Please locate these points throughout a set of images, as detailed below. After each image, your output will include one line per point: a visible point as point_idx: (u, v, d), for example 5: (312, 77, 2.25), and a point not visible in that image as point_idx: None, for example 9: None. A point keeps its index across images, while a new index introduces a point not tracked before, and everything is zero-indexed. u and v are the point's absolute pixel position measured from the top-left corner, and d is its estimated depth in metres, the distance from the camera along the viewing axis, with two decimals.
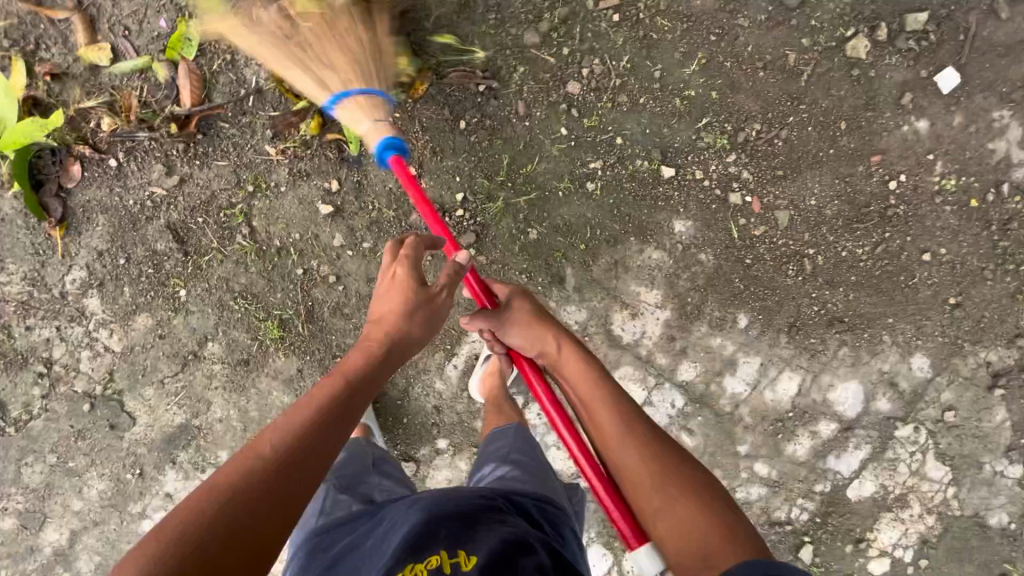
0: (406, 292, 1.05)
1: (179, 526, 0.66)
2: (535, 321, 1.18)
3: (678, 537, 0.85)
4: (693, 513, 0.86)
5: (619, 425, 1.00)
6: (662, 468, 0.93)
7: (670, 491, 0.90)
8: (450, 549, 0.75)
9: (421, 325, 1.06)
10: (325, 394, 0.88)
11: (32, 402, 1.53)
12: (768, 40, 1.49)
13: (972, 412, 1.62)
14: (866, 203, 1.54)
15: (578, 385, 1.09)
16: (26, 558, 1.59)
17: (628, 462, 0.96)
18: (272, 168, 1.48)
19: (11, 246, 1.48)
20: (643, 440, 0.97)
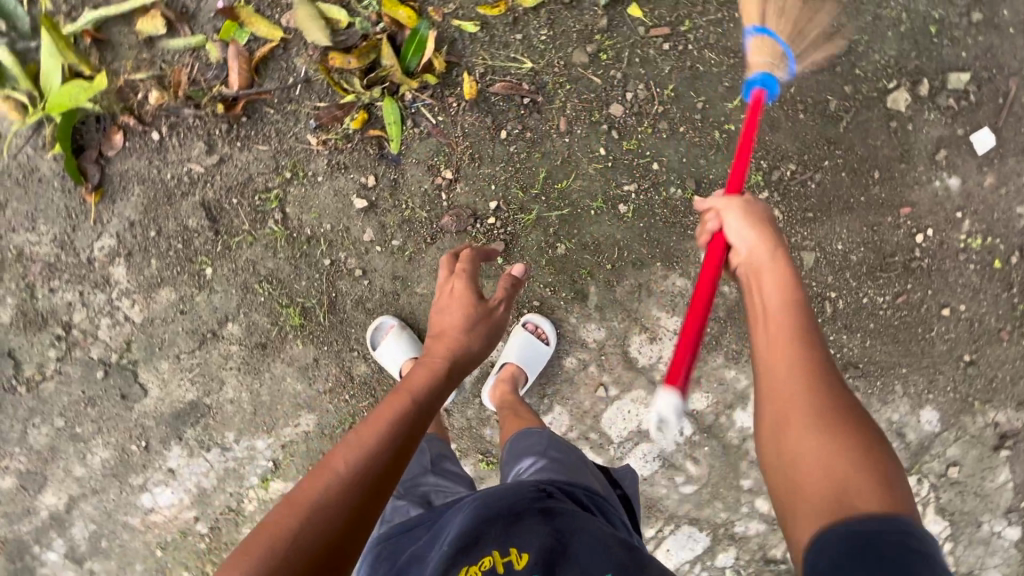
0: (467, 308, 1.10)
1: (264, 550, 0.65)
2: (763, 221, 0.96)
3: (812, 468, 0.68)
4: (851, 452, 0.67)
5: (799, 339, 0.78)
6: (827, 396, 0.72)
7: (828, 420, 0.70)
8: (502, 548, 0.83)
9: (482, 341, 1.08)
10: (400, 409, 0.85)
11: (46, 363, 1.53)
12: (811, 83, 1.51)
13: (976, 469, 1.62)
14: (891, 253, 1.56)
15: (772, 294, 0.85)
16: (22, 519, 1.58)
17: (790, 375, 0.75)
18: (312, 158, 1.50)
19: (44, 207, 1.49)
20: (813, 363, 0.76)
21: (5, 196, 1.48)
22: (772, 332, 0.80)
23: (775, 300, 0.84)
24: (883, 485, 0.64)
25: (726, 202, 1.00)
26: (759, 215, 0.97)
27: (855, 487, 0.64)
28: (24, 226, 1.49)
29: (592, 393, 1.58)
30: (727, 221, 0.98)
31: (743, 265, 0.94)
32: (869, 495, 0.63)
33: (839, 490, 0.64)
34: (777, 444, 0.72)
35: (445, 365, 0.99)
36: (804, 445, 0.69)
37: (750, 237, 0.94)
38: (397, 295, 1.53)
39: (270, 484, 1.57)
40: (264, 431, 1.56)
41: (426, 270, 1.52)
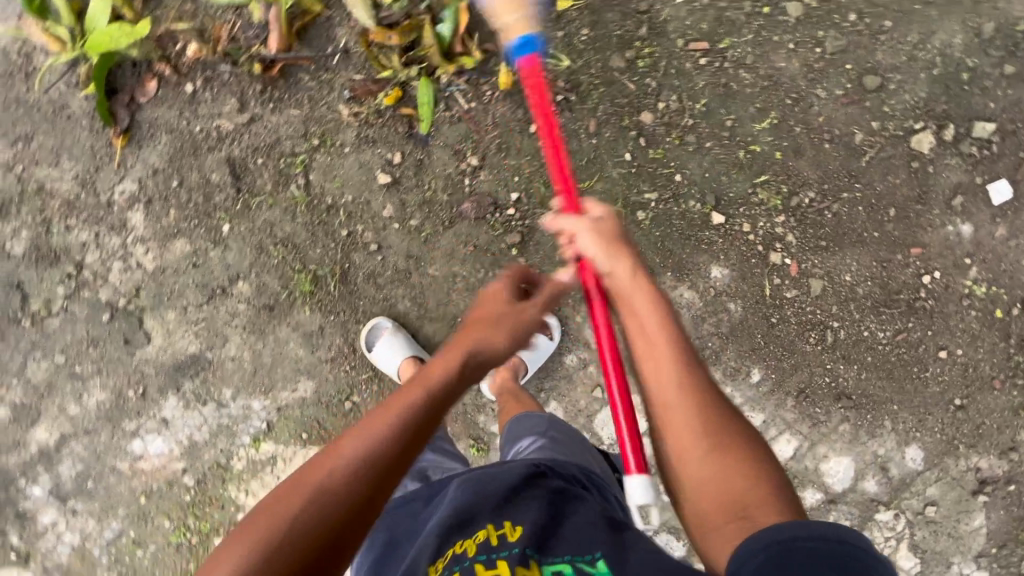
0: (504, 299, 0.96)
1: (266, 528, 0.70)
2: (613, 241, 0.97)
3: (715, 493, 0.79)
4: (742, 469, 0.80)
5: (681, 365, 0.85)
6: (715, 419, 0.83)
7: (721, 447, 0.81)
8: (496, 521, 0.83)
9: (519, 338, 0.92)
10: (402, 414, 0.79)
11: (53, 300, 1.53)
12: (840, 115, 1.53)
13: (952, 511, 1.65)
14: (897, 290, 1.58)
15: (644, 322, 0.89)
16: (11, 451, 1.59)
17: (678, 406, 0.83)
18: (341, 128, 1.51)
19: (71, 144, 1.49)
20: (700, 391, 0.84)
21: (32, 129, 1.48)
22: (657, 362, 0.86)
23: (651, 322, 0.89)
24: (768, 494, 0.78)
25: (575, 222, 1.00)
26: (611, 232, 0.98)
27: (751, 503, 0.77)
28: (48, 161, 1.49)
29: (588, 393, 1.60)
30: (580, 242, 0.98)
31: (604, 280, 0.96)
32: (761, 507, 0.76)
33: (742, 506, 0.77)
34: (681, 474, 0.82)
35: (466, 365, 0.87)
36: (706, 474, 0.80)
37: (604, 257, 0.96)
38: (409, 274, 1.54)
39: (262, 445, 1.58)
40: (262, 392, 1.57)
41: (440, 252, 1.54)
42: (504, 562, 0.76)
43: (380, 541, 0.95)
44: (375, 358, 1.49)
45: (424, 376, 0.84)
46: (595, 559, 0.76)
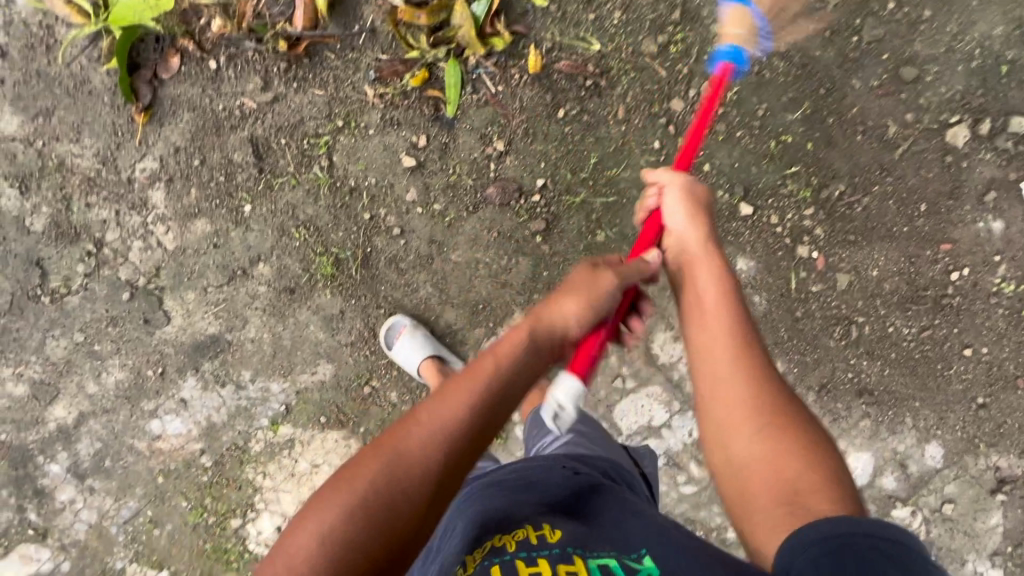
0: (584, 276, 1.02)
1: (351, 482, 0.78)
2: (703, 227, 1.13)
3: (764, 472, 0.88)
4: (797, 454, 0.88)
5: (737, 347, 0.99)
6: (768, 403, 0.94)
7: (777, 431, 0.91)
8: (534, 521, 0.83)
9: (590, 309, 0.99)
10: (481, 388, 0.86)
11: (73, 278, 1.52)
12: (874, 107, 1.50)
13: (969, 509, 1.65)
14: (924, 286, 1.56)
15: (716, 313, 1.04)
16: (28, 428, 1.58)
17: (740, 387, 0.96)
18: (366, 109, 1.48)
19: (92, 120, 1.47)
20: (759, 377, 0.96)
21: (53, 103, 1.46)
22: (711, 338, 1.02)
23: (712, 295, 1.05)
24: (820, 481, 0.84)
25: (670, 176, 1.16)
26: (699, 200, 1.15)
27: (799, 486, 0.84)
28: (69, 137, 1.47)
29: (608, 383, 1.59)
30: (667, 196, 1.16)
31: (672, 249, 1.15)
32: (810, 493, 0.83)
33: (790, 489, 0.85)
34: (732, 449, 0.93)
35: (541, 333, 0.94)
36: (756, 453, 0.90)
37: (682, 220, 1.13)
38: (431, 259, 1.53)
39: (280, 428, 1.58)
40: (281, 374, 1.56)
41: (464, 238, 1.52)
42: (544, 562, 0.76)
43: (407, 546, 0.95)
44: (394, 356, 1.49)
45: (501, 350, 0.90)
46: (641, 556, 0.78)
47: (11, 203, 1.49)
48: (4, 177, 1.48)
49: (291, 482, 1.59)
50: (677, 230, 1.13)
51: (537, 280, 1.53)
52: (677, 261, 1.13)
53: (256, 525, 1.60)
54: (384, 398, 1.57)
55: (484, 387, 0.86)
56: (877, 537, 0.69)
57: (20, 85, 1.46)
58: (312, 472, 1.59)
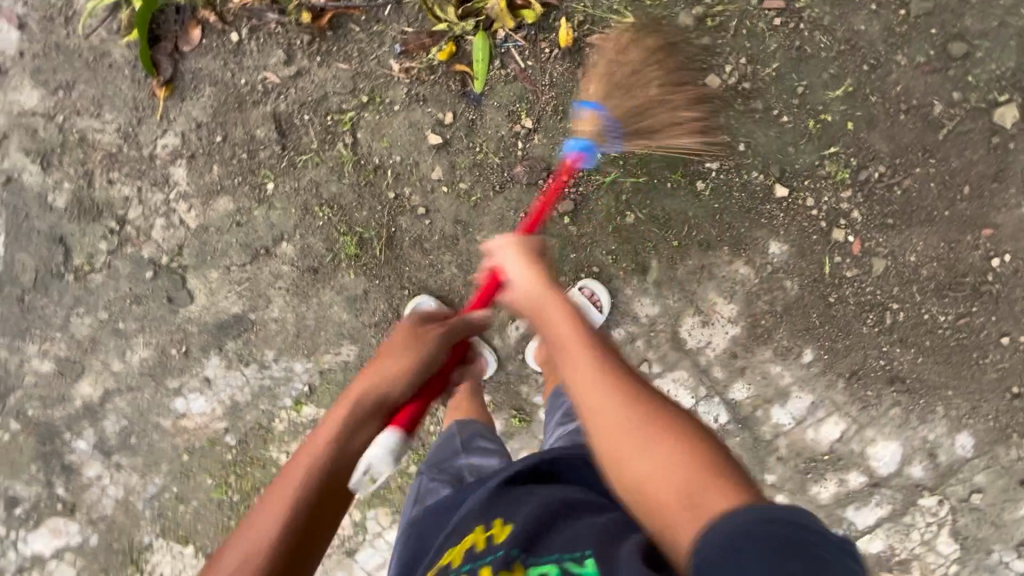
0: (405, 333, 1.05)
1: None
2: (533, 256, 1.07)
3: (659, 494, 0.70)
4: (679, 451, 0.72)
5: (602, 369, 0.82)
6: (642, 411, 0.77)
7: (655, 434, 0.74)
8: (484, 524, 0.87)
9: (420, 356, 1.01)
10: (307, 469, 0.86)
11: (96, 255, 1.51)
12: (918, 85, 1.44)
13: (998, 499, 1.63)
14: (963, 273, 1.52)
15: (556, 325, 0.92)
16: (55, 405, 1.59)
17: (606, 403, 0.79)
18: (390, 85, 1.44)
19: (112, 94, 1.44)
20: (619, 380, 0.81)
21: (73, 77, 1.43)
22: (569, 368, 0.85)
23: (560, 327, 0.91)
24: (715, 478, 0.68)
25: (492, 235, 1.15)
26: (529, 248, 1.08)
27: (697, 492, 0.67)
28: (89, 111, 1.45)
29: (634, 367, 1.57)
30: (504, 257, 1.07)
31: (513, 296, 1.03)
32: (709, 497, 0.66)
33: (686, 495, 0.67)
34: (623, 480, 0.74)
35: (370, 398, 0.96)
36: (643, 474, 0.72)
37: (512, 264, 1.05)
38: (456, 240, 1.50)
39: (303, 408, 1.57)
40: (304, 354, 1.55)
41: (490, 218, 1.49)
42: (489, 567, 0.78)
43: (412, 542, 1.05)
44: None
45: (325, 426, 0.91)
46: (583, 557, 0.73)
47: (33, 179, 1.47)
48: (26, 153, 1.47)
49: None
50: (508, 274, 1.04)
51: (564, 262, 1.52)
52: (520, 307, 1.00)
53: None
54: None
55: (315, 464, 0.86)
56: (762, 523, 0.58)
57: (41, 58, 1.43)
58: None
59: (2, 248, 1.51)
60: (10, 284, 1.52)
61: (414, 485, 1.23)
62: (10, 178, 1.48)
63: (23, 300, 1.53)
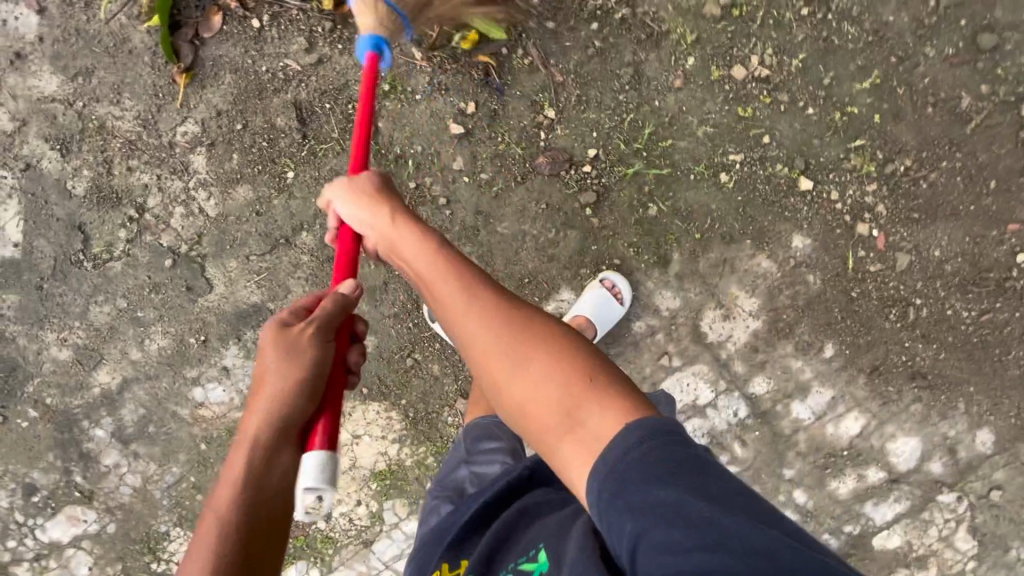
0: (273, 348, 0.93)
1: None
2: (377, 199, 1.09)
3: (540, 413, 0.81)
4: (549, 367, 0.83)
5: (475, 312, 0.91)
6: (514, 336, 0.87)
7: (527, 361, 0.85)
8: (452, 562, 0.98)
9: (303, 371, 0.92)
10: (224, 521, 0.83)
11: (115, 243, 1.50)
12: (946, 78, 1.42)
13: (1017, 496, 1.62)
14: (987, 268, 1.50)
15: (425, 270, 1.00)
16: (73, 393, 1.59)
17: (487, 346, 0.88)
18: (412, 74, 1.43)
19: (132, 81, 1.43)
20: (487, 316, 0.90)
21: (92, 63, 1.42)
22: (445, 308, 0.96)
23: (425, 265, 1.00)
24: (585, 385, 0.79)
25: (330, 189, 1.12)
26: (369, 188, 1.10)
27: (572, 403, 0.78)
28: (108, 98, 1.44)
29: (654, 361, 1.56)
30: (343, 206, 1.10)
31: (377, 241, 1.09)
32: (583, 406, 0.77)
33: (564, 410, 0.78)
34: (505, 401, 0.87)
35: (268, 431, 0.90)
36: (521, 394, 0.84)
37: (360, 212, 1.08)
38: (477, 230, 1.49)
39: None
40: None
41: (511, 210, 1.48)
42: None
43: (416, 559, 1.06)
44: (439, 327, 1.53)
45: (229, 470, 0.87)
46: (536, 552, 0.85)
47: (51, 166, 1.46)
48: (45, 139, 1.45)
49: None
50: (365, 224, 1.08)
51: (585, 254, 1.50)
52: (387, 252, 1.07)
53: None
54: (427, 371, 1.59)
55: (229, 518, 0.83)
56: (644, 456, 0.68)
57: (59, 43, 1.42)
58: (352, 442, 1.63)
59: (20, 235, 1.49)
60: (29, 272, 1.51)
61: (424, 507, 1.24)
62: (28, 164, 1.46)
63: (42, 288, 1.52)
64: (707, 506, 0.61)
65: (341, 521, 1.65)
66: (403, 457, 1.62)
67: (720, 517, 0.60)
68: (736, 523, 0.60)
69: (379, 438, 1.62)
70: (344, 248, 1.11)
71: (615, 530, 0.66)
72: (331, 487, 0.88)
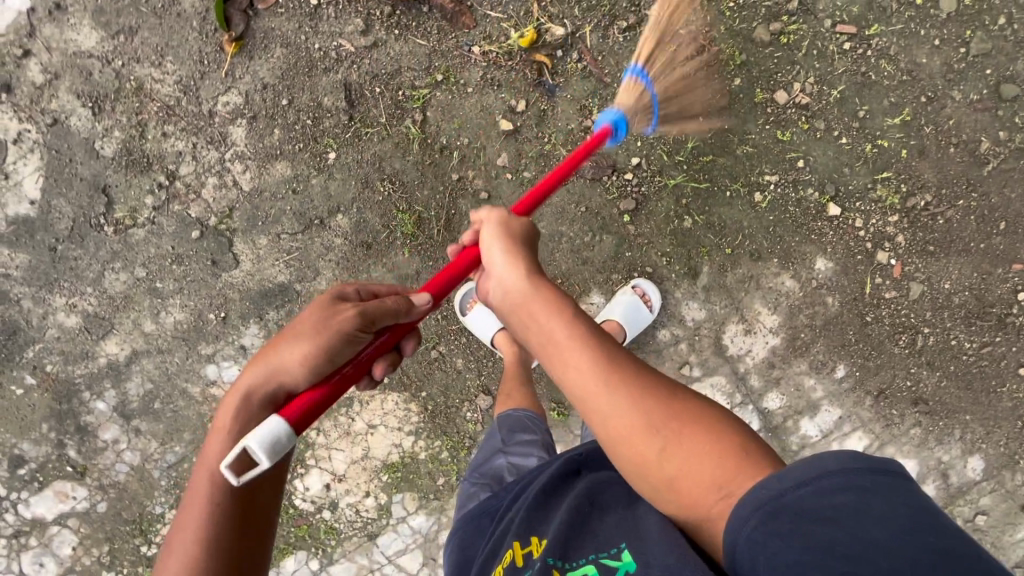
0: (315, 310, 0.91)
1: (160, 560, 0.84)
2: (508, 243, 0.99)
3: (692, 487, 0.76)
4: (703, 445, 0.78)
5: (617, 371, 0.84)
6: (660, 409, 0.81)
7: (678, 432, 0.79)
8: (523, 538, 0.91)
9: (317, 346, 0.85)
10: (215, 465, 0.84)
11: (140, 209, 1.45)
12: (969, 121, 1.50)
13: (1000, 521, 1.63)
14: (991, 303, 1.57)
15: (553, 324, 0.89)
16: (77, 361, 1.50)
17: (631, 413, 0.81)
18: (466, 66, 1.44)
19: (177, 45, 1.41)
20: (631, 378, 0.83)
21: (137, 22, 1.40)
22: (571, 370, 0.85)
23: (559, 329, 0.88)
24: (738, 458, 0.76)
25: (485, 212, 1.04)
26: (508, 226, 1.01)
27: (725, 478, 0.74)
28: (150, 60, 1.42)
29: (675, 370, 1.58)
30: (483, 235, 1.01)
31: (497, 293, 0.98)
32: (738, 474, 0.73)
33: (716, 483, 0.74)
34: (645, 472, 0.80)
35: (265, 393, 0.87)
36: (671, 466, 0.78)
37: (497, 256, 0.98)
38: None
39: None
40: None
41: (550, 210, 1.50)
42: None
43: (456, 540, 1.09)
44: (469, 322, 1.55)
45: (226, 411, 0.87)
46: (619, 551, 0.81)
47: (80, 123, 1.42)
48: (77, 96, 1.42)
49: (346, 440, 1.60)
50: (495, 271, 0.97)
51: (618, 260, 1.53)
52: (507, 306, 0.95)
53: (304, 481, 1.60)
54: (450, 364, 1.58)
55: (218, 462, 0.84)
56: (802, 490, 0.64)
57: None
58: (368, 431, 1.60)
59: (38, 192, 1.44)
60: (44, 232, 1.45)
61: (461, 491, 1.27)
62: (56, 120, 1.42)
63: (55, 250, 1.46)
64: (869, 547, 0.58)
65: (348, 512, 1.61)
66: (418, 450, 1.60)
67: (879, 558, 0.56)
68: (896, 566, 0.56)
69: (395, 430, 1.60)
70: (460, 265, 1.02)
71: (751, 552, 0.65)
72: (271, 463, 0.69)
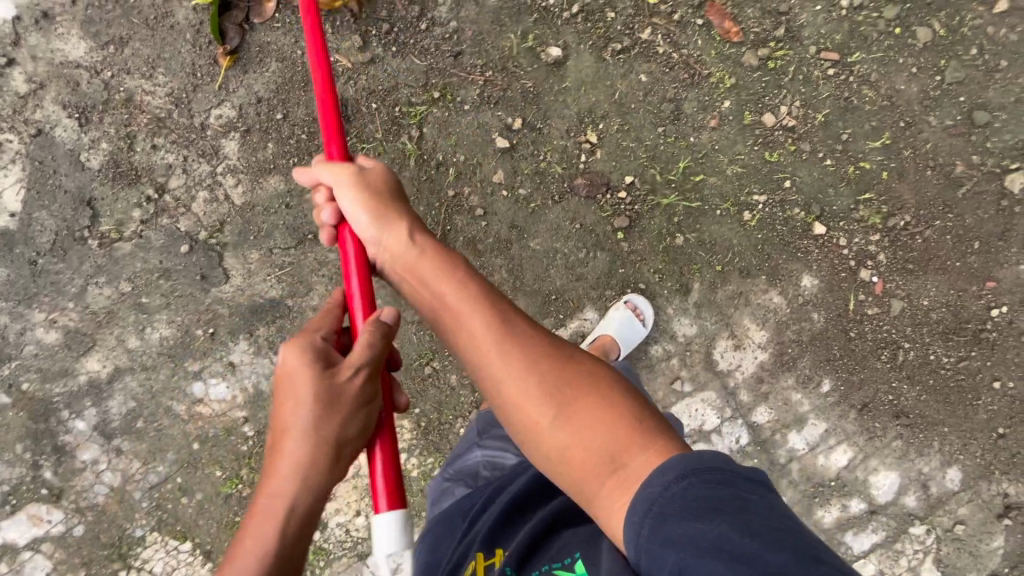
0: (309, 388, 0.84)
1: None
2: (375, 201, 1.01)
3: (581, 456, 0.79)
4: (595, 416, 0.81)
5: (511, 348, 0.87)
6: (555, 380, 0.84)
7: (569, 404, 0.83)
8: (487, 551, 0.92)
9: (344, 426, 0.84)
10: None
11: (127, 223, 1.42)
12: (945, 145, 1.57)
13: (976, 530, 1.64)
14: (966, 319, 1.61)
15: (445, 292, 0.95)
16: (56, 379, 1.45)
17: (523, 387, 0.85)
18: (463, 85, 1.48)
19: (169, 57, 1.40)
20: (524, 351, 0.87)
21: (128, 33, 1.39)
22: (470, 339, 0.90)
23: (452, 295, 0.94)
24: (628, 429, 0.79)
25: (335, 173, 1.00)
26: (372, 181, 1.02)
27: (619, 451, 0.77)
28: (141, 71, 1.40)
29: (667, 384, 1.60)
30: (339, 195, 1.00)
31: (383, 258, 1.01)
32: (631, 448, 0.76)
33: (609, 458, 0.76)
34: (541, 444, 0.83)
35: (293, 494, 0.80)
36: (562, 436, 0.81)
37: (365, 216, 0.99)
38: (509, 244, 1.51)
39: None
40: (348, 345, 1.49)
41: (545, 226, 1.51)
42: None
43: (426, 538, 1.08)
44: None
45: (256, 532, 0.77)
46: (573, 562, 0.80)
47: (66, 134, 1.39)
48: (63, 106, 1.39)
49: None
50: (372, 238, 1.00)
51: (611, 277, 1.54)
52: (398, 272, 1.00)
53: None
54: (444, 380, 1.58)
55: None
56: (694, 495, 0.64)
57: (94, 9, 1.38)
58: None
59: (18, 204, 1.40)
60: (24, 245, 1.41)
61: (433, 487, 1.24)
62: (40, 130, 1.39)
63: (35, 263, 1.41)
64: (750, 542, 0.58)
65: (337, 532, 1.57)
66: (410, 467, 1.58)
67: (763, 550, 0.56)
68: (780, 559, 0.56)
69: None
70: (347, 248, 0.99)
71: (654, 563, 0.64)
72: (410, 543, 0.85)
